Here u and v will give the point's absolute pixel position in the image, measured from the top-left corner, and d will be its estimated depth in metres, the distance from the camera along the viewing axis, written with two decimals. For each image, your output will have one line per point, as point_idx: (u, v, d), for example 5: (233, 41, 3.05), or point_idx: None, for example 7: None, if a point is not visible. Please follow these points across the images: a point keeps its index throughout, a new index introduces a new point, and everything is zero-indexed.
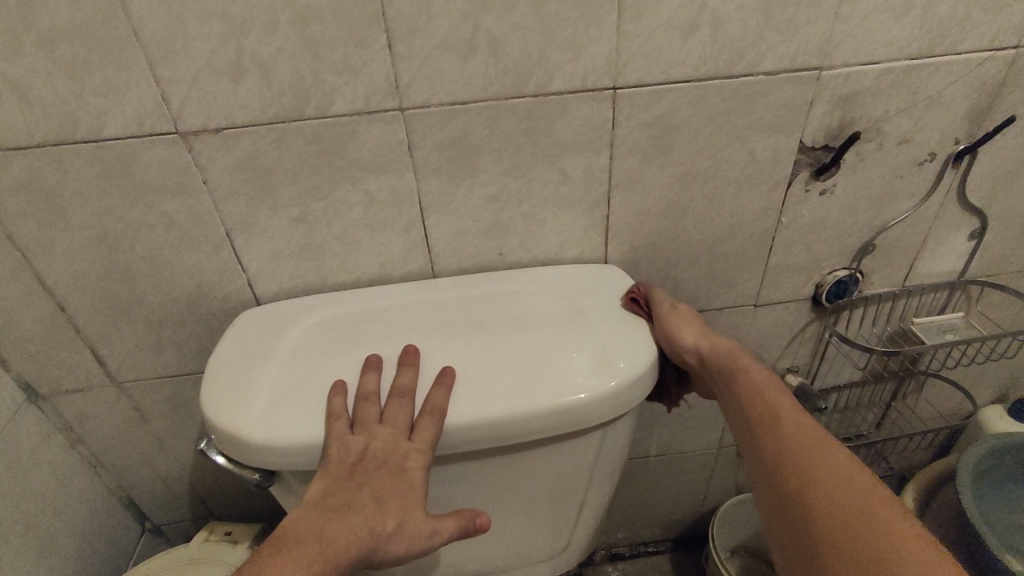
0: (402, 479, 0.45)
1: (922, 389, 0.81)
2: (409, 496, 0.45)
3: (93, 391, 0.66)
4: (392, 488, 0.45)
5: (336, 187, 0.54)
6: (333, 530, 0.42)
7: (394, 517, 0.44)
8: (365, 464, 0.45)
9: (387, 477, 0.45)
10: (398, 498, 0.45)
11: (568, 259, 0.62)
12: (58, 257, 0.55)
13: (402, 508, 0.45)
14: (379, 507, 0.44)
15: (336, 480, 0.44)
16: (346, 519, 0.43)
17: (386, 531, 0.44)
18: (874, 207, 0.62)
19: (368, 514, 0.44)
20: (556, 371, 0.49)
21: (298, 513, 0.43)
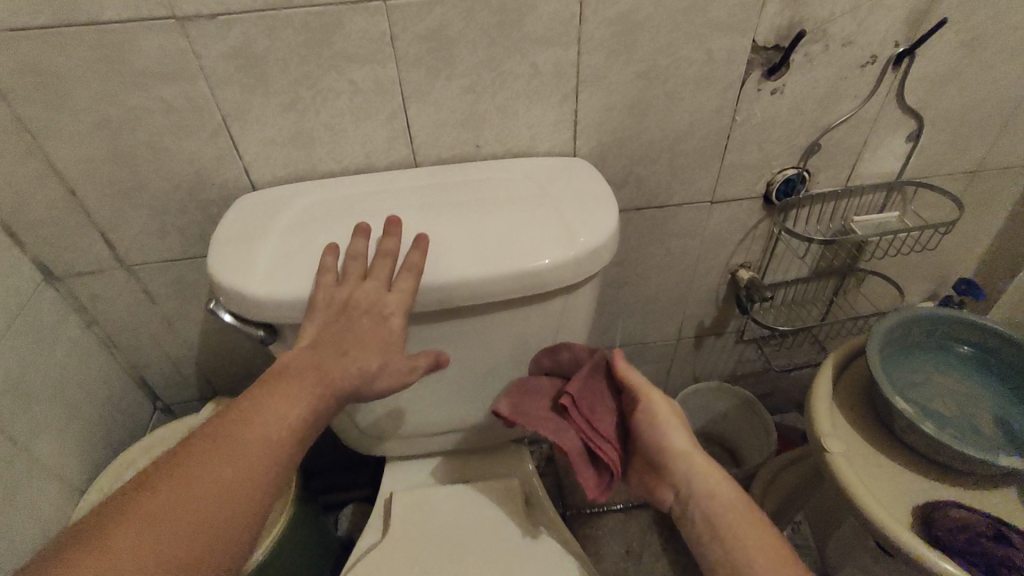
0: (381, 325, 0.50)
1: (860, 285, 0.90)
2: (387, 341, 0.50)
3: (105, 274, 0.72)
4: (373, 334, 0.50)
5: (324, 76, 0.58)
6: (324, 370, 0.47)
7: (375, 358, 0.49)
8: (348, 315, 0.51)
9: (369, 327, 0.50)
10: (378, 343, 0.50)
11: (540, 151, 0.68)
12: (67, 141, 0.59)
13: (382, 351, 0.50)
14: (360, 351, 0.49)
15: (322, 334, 0.50)
16: (331, 359, 0.48)
17: (367, 370, 0.49)
18: (820, 108, 0.68)
19: (351, 355, 0.49)
20: (523, 242, 0.56)
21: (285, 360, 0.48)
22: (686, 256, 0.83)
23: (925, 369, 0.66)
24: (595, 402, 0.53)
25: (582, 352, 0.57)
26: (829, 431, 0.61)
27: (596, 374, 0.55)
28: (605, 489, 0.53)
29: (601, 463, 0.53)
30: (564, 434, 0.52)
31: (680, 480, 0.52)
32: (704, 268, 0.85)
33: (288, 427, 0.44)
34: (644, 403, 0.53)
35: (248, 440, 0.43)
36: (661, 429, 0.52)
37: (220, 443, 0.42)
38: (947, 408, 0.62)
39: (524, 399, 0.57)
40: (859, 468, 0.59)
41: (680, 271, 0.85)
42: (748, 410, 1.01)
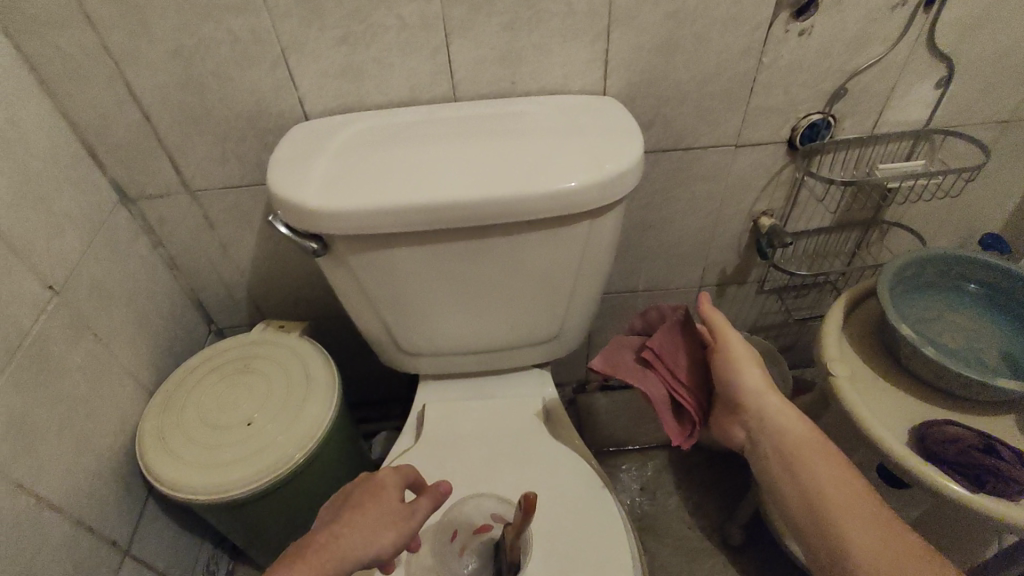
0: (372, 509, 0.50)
1: (884, 238, 0.92)
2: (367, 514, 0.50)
3: (172, 198, 0.79)
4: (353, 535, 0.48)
5: (375, 11, 0.63)
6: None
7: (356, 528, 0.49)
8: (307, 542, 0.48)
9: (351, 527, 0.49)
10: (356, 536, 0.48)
11: (572, 90, 0.72)
12: (144, 68, 0.66)
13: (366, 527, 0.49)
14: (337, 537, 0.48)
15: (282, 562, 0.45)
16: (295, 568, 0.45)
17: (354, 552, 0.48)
18: (847, 51, 0.70)
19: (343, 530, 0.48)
20: (554, 167, 0.61)
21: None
22: (710, 201, 0.86)
23: (937, 307, 0.68)
24: (676, 356, 0.63)
25: (667, 311, 0.66)
26: (835, 358, 0.65)
27: (677, 329, 0.65)
28: (688, 435, 0.63)
29: (683, 413, 0.63)
30: (650, 383, 0.62)
31: (758, 418, 0.59)
32: (727, 214, 0.88)
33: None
34: (725, 352, 0.62)
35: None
36: (733, 370, 0.61)
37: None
38: (956, 341, 0.65)
39: (612, 353, 0.66)
40: (860, 392, 0.63)
41: (704, 217, 0.88)
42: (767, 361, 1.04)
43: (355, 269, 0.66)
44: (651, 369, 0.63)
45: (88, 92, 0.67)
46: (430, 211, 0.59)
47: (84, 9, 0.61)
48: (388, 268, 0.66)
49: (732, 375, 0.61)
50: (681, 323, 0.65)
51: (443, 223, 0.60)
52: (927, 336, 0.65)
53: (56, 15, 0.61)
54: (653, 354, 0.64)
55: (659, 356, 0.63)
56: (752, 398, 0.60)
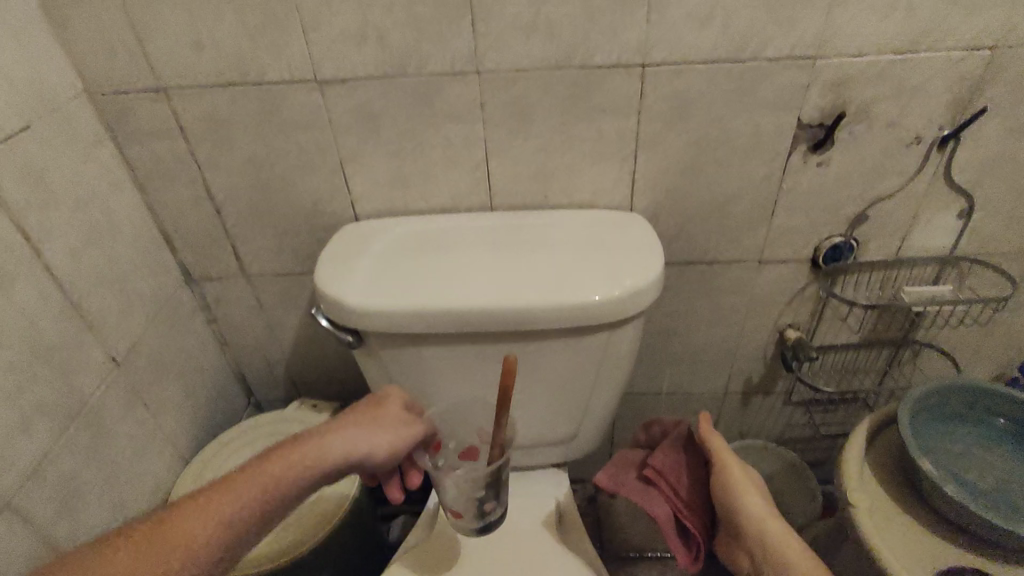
0: (351, 431, 0.57)
1: (917, 358, 0.91)
2: (335, 434, 0.57)
3: (231, 281, 0.87)
4: (315, 452, 0.55)
5: (424, 132, 0.71)
6: (249, 481, 0.53)
7: (327, 452, 0.56)
8: (274, 453, 0.55)
9: (317, 445, 0.56)
10: (320, 450, 0.55)
11: (600, 205, 0.77)
12: (222, 171, 0.75)
13: (333, 455, 0.56)
14: (305, 461, 0.55)
15: (222, 520, 0.50)
16: (260, 478, 0.53)
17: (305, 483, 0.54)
18: (866, 181, 0.73)
19: (316, 453, 0.55)
20: (577, 280, 0.65)
21: (192, 513, 0.50)
22: (735, 311, 0.88)
23: (965, 440, 0.66)
24: (679, 475, 0.67)
25: (669, 426, 0.72)
26: (854, 487, 0.64)
27: (680, 448, 0.69)
28: (695, 557, 0.65)
29: (690, 537, 0.66)
30: (655, 503, 0.66)
31: (760, 547, 0.58)
32: (752, 325, 0.89)
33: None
34: (723, 473, 0.62)
35: (186, 535, 0.49)
36: (731, 492, 0.61)
37: (125, 555, 0.47)
38: (984, 479, 0.63)
39: (620, 471, 0.72)
40: (878, 525, 0.62)
41: (728, 326, 0.90)
42: (793, 474, 1.00)
43: (386, 360, 0.70)
44: (655, 488, 0.67)
45: (172, 188, 0.77)
46: (458, 315, 0.63)
47: (179, 123, 0.71)
48: (417, 361, 0.70)
49: (730, 497, 0.61)
50: (682, 441, 0.69)
51: (470, 326, 0.64)
52: (952, 472, 0.64)
53: (156, 126, 0.71)
54: (655, 472, 0.67)
55: (658, 475, 0.67)
56: (753, 524, 0.59)
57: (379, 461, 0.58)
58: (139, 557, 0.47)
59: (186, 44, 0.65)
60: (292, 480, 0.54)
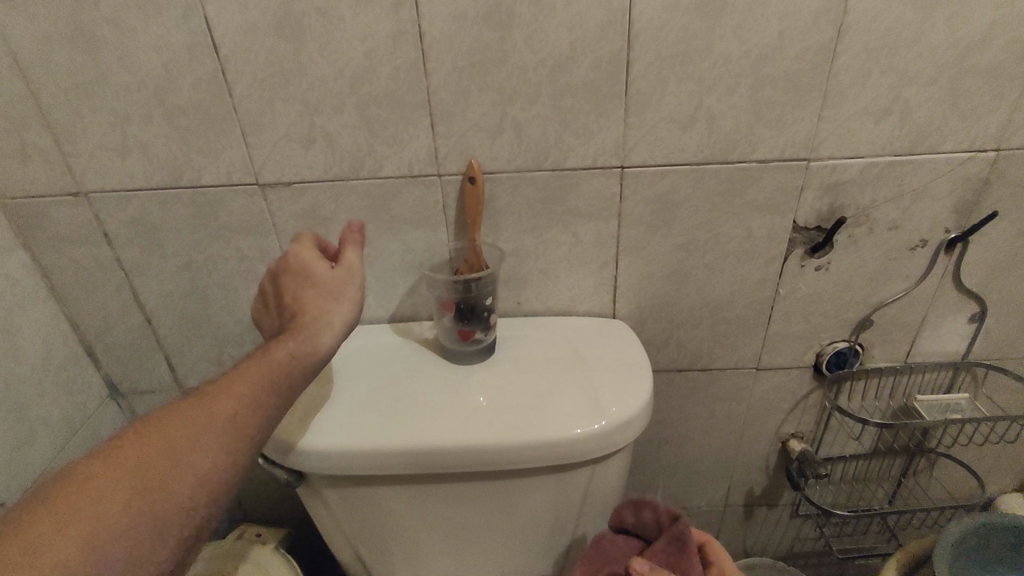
0: (323, 298, 0.49)
1: (933, 468, 0.82)
2: (319, 312, 0.48)
3: (163, 394, 0.76)
4: (310, 324, 0.47)
5: (380, 236, 0.64)
6: (248, 370, 0.44)
7: (311, 326, 0.47)
8: (257, 348, 0.46)
9: (300, 320, 0.48)
10: (313, 323, 0.48)
11: (579, 311, 0.69)
12: (153, 279, 0.67)
13: (322, 317, 0.48)
14: (297, 337, 0.47)
15: (225, 403, 0.42)
16: (253, 372, 0.44)
17: (321, 346, 0.47)
18: (869, 285, 0.67)
19: (297, 338, 0.47)
20: (555, 408, 0.57)
21: (177, 412, 0.41)
22: (732, 419, 0.79)
23: None
24: None
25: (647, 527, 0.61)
26: None
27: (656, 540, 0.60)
28: None
29: None
30: None
31: None
32: (751, 434, 0.80)
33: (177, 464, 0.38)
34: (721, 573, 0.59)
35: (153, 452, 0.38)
36: None
37: (128, 455, 0.38)
38: None
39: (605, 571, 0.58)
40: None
41: (725, 436, 0.81)
42: None
43: (330, 501, 0.60)
44: None
45: (95, 297, 0.68)
46: (413, 454, 0.54)
47: (103, 229, 0.63)
48: (368, 502, 0.59)
49: None
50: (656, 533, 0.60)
51: (429, 466, 0.55)
52: None
53: (75, 232, 0.63)
54: None
55: None
56: None
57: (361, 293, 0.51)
58: (106, 481, 0.36)
59: (109, 147, 0.58)
60: (292, 362, 0.45)
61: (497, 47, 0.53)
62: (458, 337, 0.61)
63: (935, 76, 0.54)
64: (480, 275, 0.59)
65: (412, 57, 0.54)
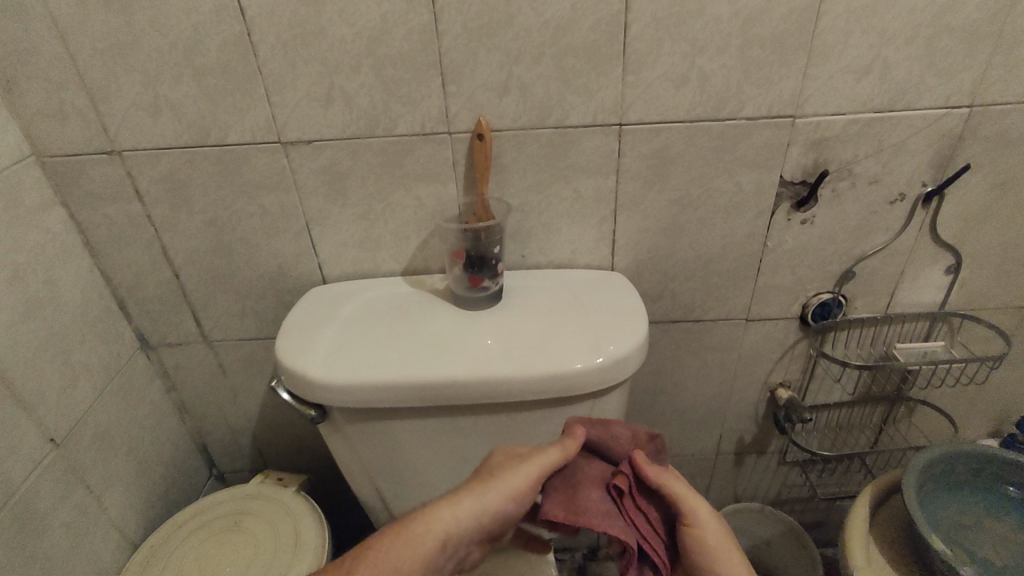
0: (515, 466, 0.54)
1: (912, 415, 0.87)
2: (513, 465, 0.54)
3: (190, 346, 0.81)
4: (507, 472, 0.53)
5: (394, 191, 0.68)
6: (446, 512, 0.50)
7: (500, 499, 0.51)
8: (481, 468, 0.55)
9: (504, 458, 0.55)
10: (510, 473, 0.53)
11: (579, 264, 0.74)
12: (181, 234, 0.71)
13: (515, 460, 0.55)
14: (489, 487, 0.52)
15: (432, 523, 0.49)
16: (451, 510, 0.50)
17: (500, 508, 0.51)
18: (851, 238, 0.71)
19: (477, 506, 0.50)
20: (557, 347, 0.62)
21: (389, 540, 0.49)
22: (723, 369, 0.84)
23: (973, 511, 0.63)
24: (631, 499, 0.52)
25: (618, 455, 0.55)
26: (863, 566, 0.60)
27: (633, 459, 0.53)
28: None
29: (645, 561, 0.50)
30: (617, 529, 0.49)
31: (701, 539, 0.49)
32: (741, 383, 0.86)
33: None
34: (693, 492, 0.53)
35: (390, 566, 0.47)
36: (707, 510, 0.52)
37: (370, 564, 0.47)
38: (999, 556, 0.59)
39: (571, 494, 0.52)
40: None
41: (717, 386, 0.86)
42: (792, 537, 0.96)
43: (352, 436, 0.65)
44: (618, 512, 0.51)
45: (127, 252, 0.72)
46: (428, 387, 0.59)
47: (135, 186, 0.67)
48: (386, 436, 0.64)
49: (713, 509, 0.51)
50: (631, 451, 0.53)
51: (443, 399, 0.60)
52: (962, 547, 0.60)
53: (109, 189, 0.68)
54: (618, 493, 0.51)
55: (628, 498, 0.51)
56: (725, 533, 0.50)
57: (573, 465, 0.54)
58: (381, 559, 0.47)
59: (142, 107, 0.62)
60: (480, 516, 0.50)
61: (505, 10, 0.57)
62: (467, 284, 0.66)
63: (912, 35, 0.58)
64: (489, 225, 0.64)
65: (425, 20, 0.58)
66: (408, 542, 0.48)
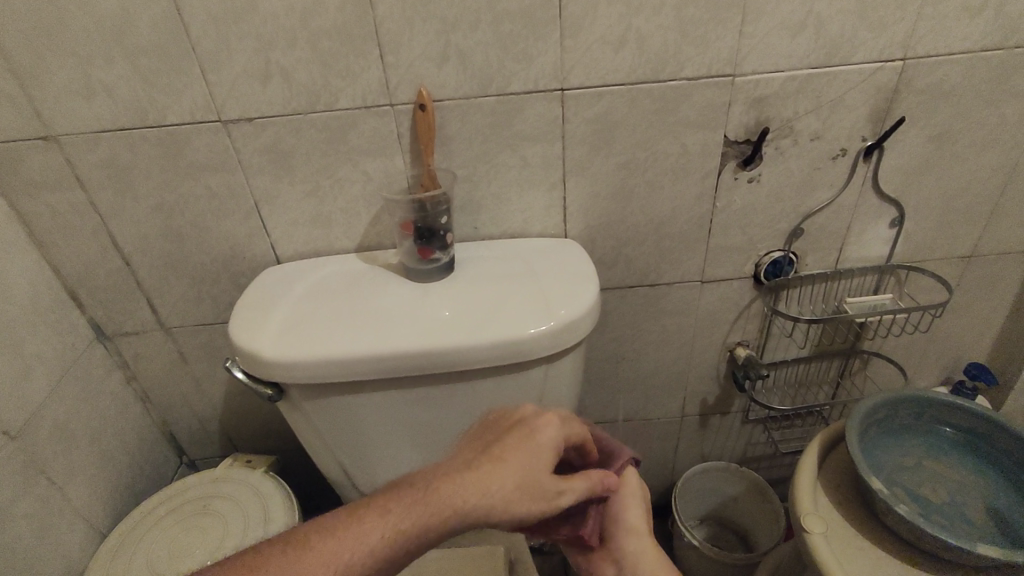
0: (535, 453, 0.46)
1: (867, 367, 0.90)
2: (532, 445, 0.47)
3: (148, 334, 0.81)
4: (527, 457, 0.46)
5: (341, 167, 0.68)
6: (452, 489, 0.43)
7: (512, 484, 0.44)
8: (499, 443, 0.47)
9: (523, 438, 0.47)
10: (529, 458, 0.46)
11: (532, 233, 0.75)
12: (127, 221, 0.70)
13: (535, 441, 0.47)
14: (501, 470, 0.45)
15: (438, 503, 0.42)
16: (462, 489, 0.43)
17: (511, 493, 0.44)
18: (797, 195, 0.72)
19: (485, 489, 0.43)
20: (508, 314, 0.62)
21: (380, 527, 0.41)
22: (682, 332, 0.85)
23: (915, 452, 0.65)
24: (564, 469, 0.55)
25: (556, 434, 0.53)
26: (808, 512, 0.60)
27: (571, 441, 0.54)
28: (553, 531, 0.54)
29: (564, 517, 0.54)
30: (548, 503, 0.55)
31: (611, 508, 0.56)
32: (701, 345, 0.87)
33: (358, 572, 0.40)
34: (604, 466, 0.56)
35: (360, 545, 0.41)
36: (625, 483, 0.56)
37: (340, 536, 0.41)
38: (937, 495, 0.61)
39: None
40: (837, 554, 0.58)
41: (677, 349, 0.87)
42: (758, 494, 0.98)
43: (311, 414, 0.65)
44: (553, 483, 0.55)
45: (73, 241, 0.71)
46: (380, 360, 0.60)
47: (74, 172, 0.66)
48: (345, 410, 0.65)
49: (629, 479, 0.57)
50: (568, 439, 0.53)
51: (396, 370, 0.60)
52: (902, 486, 0.63)
53: (48, 176, 0.66)
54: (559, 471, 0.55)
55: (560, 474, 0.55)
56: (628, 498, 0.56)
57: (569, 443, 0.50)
58: (354, 537, 0.41)
59: (75, 90, 0.61)
60: (489, 505, 0.43)
61: None
62: (417, 257, 0.67)
63: None
64: (434, 195, 0.65)
65: None
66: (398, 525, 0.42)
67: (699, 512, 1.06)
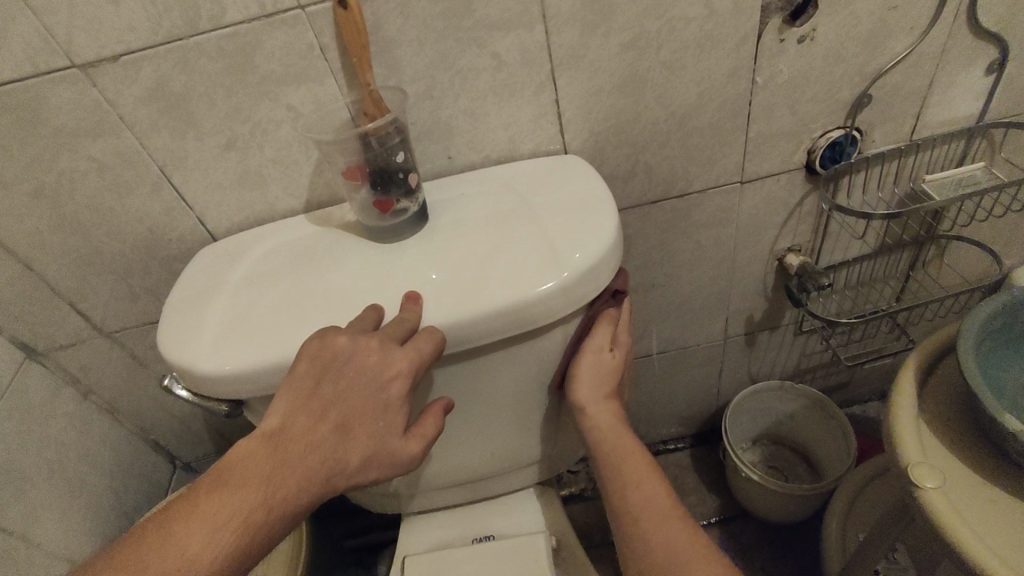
0: (380, 386, 0.41)
1: (943, 255, 0.75)
2: (379, 371, 0.41)
3: (88, 344, 0.68)
4: (369, 407, 0.40)
5: (257, 105, 0.51)
6: (290, 467, 0.38)
7: (365, 435, 0.40)
8: (336, 377, 0.40)
9: (357, 380, 0.40)
10: (373, 414, 0.40)
11: (523, 154, 0.58)
12: (8, 217, 0.55)
13: (377, 384, 0.41)
14: (347, 437, 0.40)
15: (266, 489, 0.37)
16: (306, 455, 0.39)
17: (359, 458, 0.40)
18: (863, 51, 0.54)
19: (329, 455, 0.39)
20: (504, 272, 0.47)
21: (223, 506, 0.37)
22: (720, 246, 0.70)
23: None
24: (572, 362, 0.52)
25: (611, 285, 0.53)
26: (919, 463, 0.48)
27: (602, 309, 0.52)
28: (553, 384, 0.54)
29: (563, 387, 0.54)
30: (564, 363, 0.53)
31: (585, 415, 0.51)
32: (744, 256, 0.72)
33: (218, 561, 0.36)
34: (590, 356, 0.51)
35: (202, 536, 0.36)
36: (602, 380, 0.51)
37: (186, 534, 0.36)
38: None
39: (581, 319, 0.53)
40: (971, 523, 0.45)
41: (715, 265, 0.73)
42: (819, 411, 0.87)
43: None
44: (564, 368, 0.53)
45: None
46: None
47: None
48: None
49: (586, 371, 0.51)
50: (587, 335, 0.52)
51: None
52: None
53: None
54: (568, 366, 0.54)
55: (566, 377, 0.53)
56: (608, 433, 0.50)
57: (422, 368, 0.43)
58: (196, 532, 0.36)
59: None
60: (331, 475, 0.39)
61: None
62: (377, 212, 0.51)
63: None
64: (380, 125, 0.47)
65: None
66: (232, 495, 0.37)
67: (751, 433, 0.96)
